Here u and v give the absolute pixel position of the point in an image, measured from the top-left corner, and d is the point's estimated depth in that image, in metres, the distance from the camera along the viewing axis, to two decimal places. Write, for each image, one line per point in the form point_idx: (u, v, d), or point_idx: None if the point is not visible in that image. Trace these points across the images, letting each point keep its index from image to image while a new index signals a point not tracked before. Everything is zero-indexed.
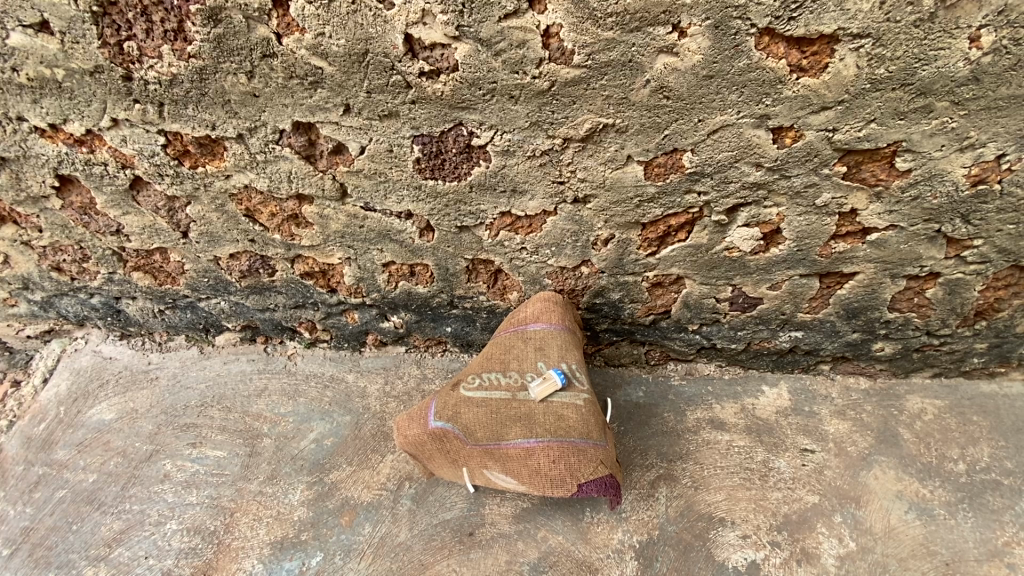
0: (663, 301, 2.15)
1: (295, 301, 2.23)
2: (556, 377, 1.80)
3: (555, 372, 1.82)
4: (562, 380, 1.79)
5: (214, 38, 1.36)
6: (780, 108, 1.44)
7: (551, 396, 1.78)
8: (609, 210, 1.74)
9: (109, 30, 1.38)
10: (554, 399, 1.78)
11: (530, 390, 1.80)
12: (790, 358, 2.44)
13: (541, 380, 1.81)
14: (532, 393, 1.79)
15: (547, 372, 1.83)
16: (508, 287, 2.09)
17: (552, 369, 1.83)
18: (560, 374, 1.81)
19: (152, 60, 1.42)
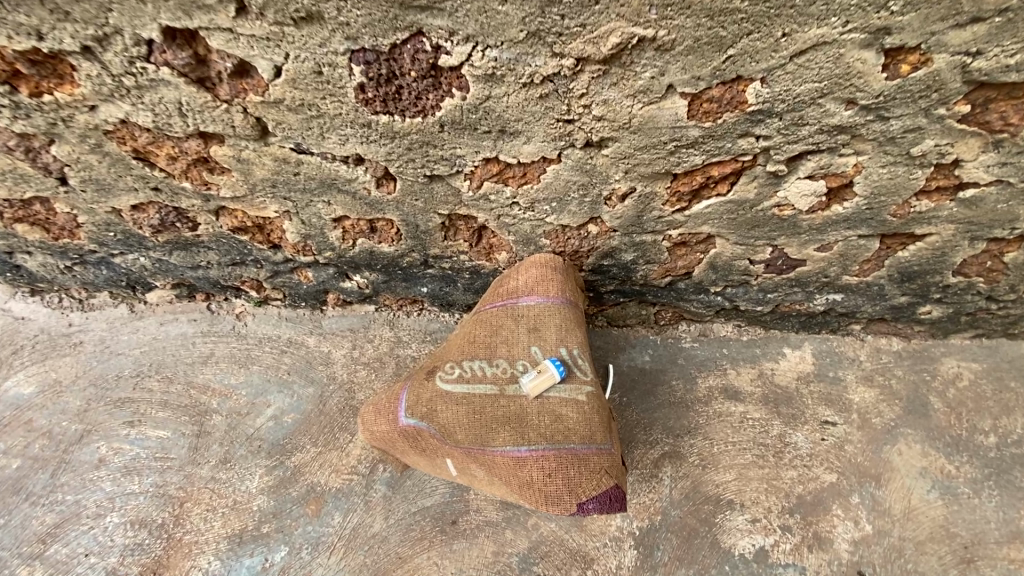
0: (685, 263, 1.75)
1: (231, 258, 1.81)
2: (554, 369, 1.46)
3: (551, 363, 1.48)
4: (560, 373, 1.46)
5: None
6: (909, 19, 0.96)
7: (546, 391, 1.46)
8: (631, 158, 1.27)
9: None
10: (549, 396, 1.46)
11: (521, 384, 1.47)
12: (820, 319, 2.11)
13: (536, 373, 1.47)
14: (523, 388, 1.46)
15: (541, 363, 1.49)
16: (495, 247, 1.67)
17: (547, 358, 1.49)
18: (557, 365, 1.47)
19: None
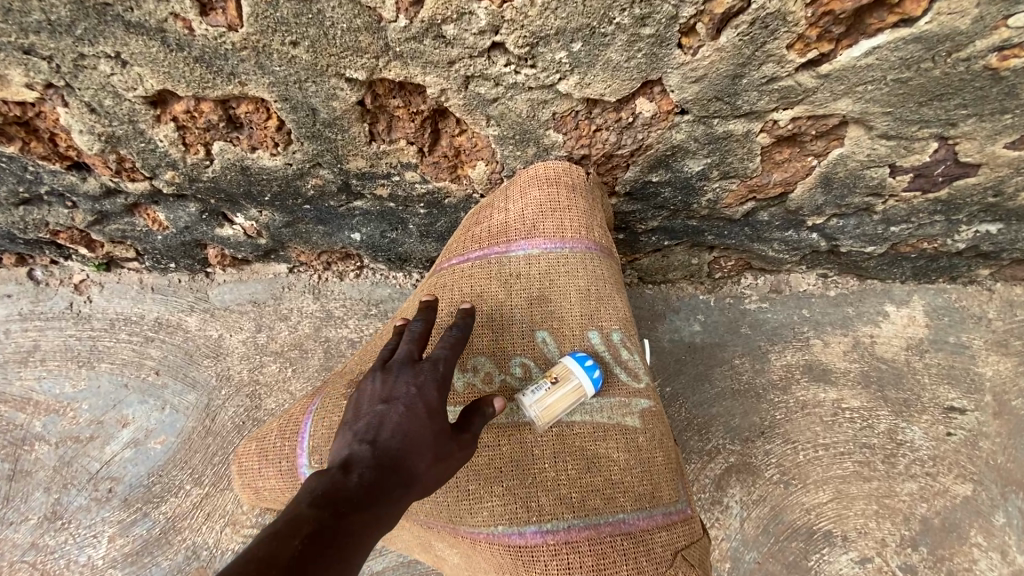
0: (783, 177, 1.05)
1: (12, 191, 1.06)
2: (588, 379, 0.79)
3: (583, 366, 0.80)
4: (597, 386, 0.80)
5: None
6: None
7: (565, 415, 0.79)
8: None
9: None
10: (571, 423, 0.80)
11: (526, 401, 0.77)
12: (944, 263, 1.45)
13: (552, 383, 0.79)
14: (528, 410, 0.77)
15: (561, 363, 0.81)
16: (464, 155, 0.95)
17: (573, 356, 0.81)
18: (594, 371, 0.80)
19: None
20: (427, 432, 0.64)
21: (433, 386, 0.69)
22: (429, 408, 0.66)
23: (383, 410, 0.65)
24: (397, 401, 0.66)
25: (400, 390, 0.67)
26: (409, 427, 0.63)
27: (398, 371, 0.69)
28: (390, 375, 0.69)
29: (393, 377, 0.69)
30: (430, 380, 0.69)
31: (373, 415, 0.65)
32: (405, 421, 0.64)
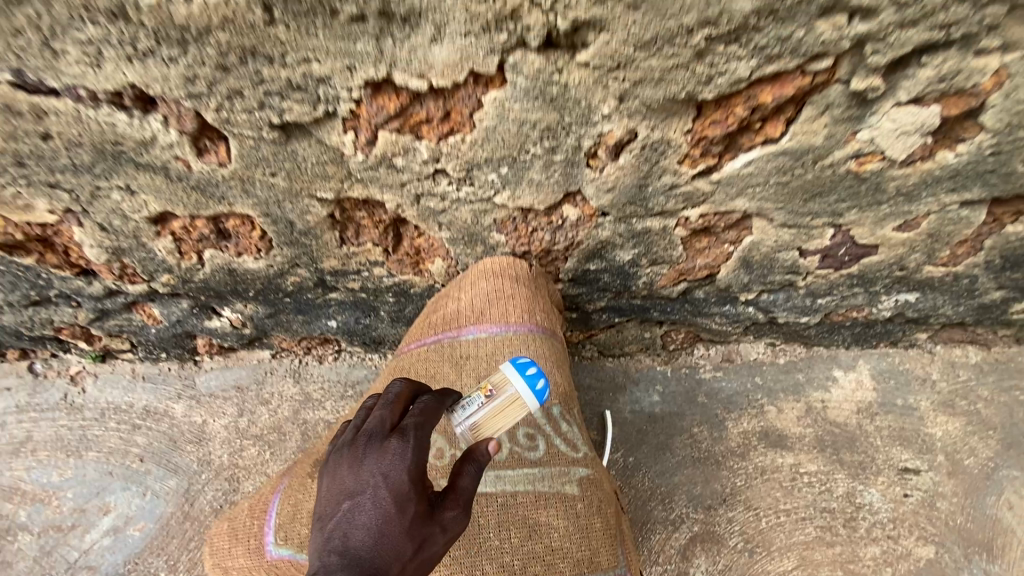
0: (706, 262, 1.20)
1: (24, 295, 1.19)
2: (527, 392, 0.80)
3: (524, 378, 0.80)
4: (531, 391, 0.80)
5: None
6: None
7: (504, 423, 0.82)
8: (627, 70, 0.73)
9: None
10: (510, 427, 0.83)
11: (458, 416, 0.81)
12: (879, 329, 1.57)
13: (489, 398, 0.82)
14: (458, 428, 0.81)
15: (502, 376, 0.82)
16: (424, 251, 1.09)
17: (515, 368, 0.81)
18: (536, 381, 0.80)
19: None
20: (396, 526, 0.65)
21: (408, 465, 0.68)
22: (394, 496, 0.66)
23: (350, 504, 0.66)
24: (363, 491, 0.67)
25: (370, 480, 0.67)
26: (375, 522, 0.65)
27: (368, 454, 0.69)
28: (358, 457, 0.69)
29: (359, 461, 0.69)
30: (394, 463, 0.67)
31: (342, 509, 0.67)
32: (378, 516, 0.65)
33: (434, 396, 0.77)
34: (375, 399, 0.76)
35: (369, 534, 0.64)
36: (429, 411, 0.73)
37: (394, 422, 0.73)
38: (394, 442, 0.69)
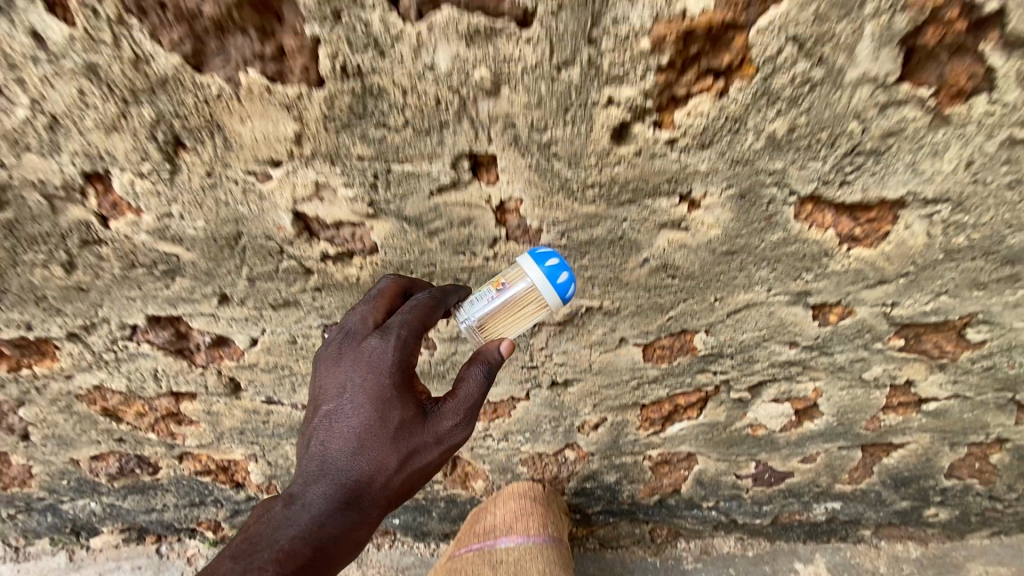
0: (669, 480, 1.68)
1: (189, 499, 1.69)
2: (545, 280, 0.83)
3: (542, 266, 0.83)
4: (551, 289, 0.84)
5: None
6: (823, 285, 1.03)
7: (519, 317, 0.92)
8: (598, 393, 1.30)
9: None
10: (527, 318, 0.92)
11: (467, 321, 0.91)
12: (825, 527, 1.94)
13: (502, 291, 0.89)
14: (462, 322, 0.91)
15: (519, 266, 0.87)
16: (471, 475, 1.60)
17: (534, 259, 0.84)
18: (556, 272, 0.84)
19: None
20: (379, 447, 0.79)
21: (387, 350, 0.81)
22: (373, 414, 0.80)
23: (337, 419, 0.81)
24: (346, 398, 0.81)
25: (353, 371, 0.82)
26: (359, 436, 0.79)
27: (349, 351, 0.84)
28: (346, 334, 0.86)
29: (344, 359, 0.84)
30: (371, 354, 0.81)
31: (332, 416, 0.82)
32: (360, 397, 0.80)
33: (425, 298, 0.86)
34: (360, 302, 0.88)
35: (352, 426, 0.80)
36: (413, 311, 0.83)
37: (376, 321, 0.85)
38: (375, 336, 0.82)
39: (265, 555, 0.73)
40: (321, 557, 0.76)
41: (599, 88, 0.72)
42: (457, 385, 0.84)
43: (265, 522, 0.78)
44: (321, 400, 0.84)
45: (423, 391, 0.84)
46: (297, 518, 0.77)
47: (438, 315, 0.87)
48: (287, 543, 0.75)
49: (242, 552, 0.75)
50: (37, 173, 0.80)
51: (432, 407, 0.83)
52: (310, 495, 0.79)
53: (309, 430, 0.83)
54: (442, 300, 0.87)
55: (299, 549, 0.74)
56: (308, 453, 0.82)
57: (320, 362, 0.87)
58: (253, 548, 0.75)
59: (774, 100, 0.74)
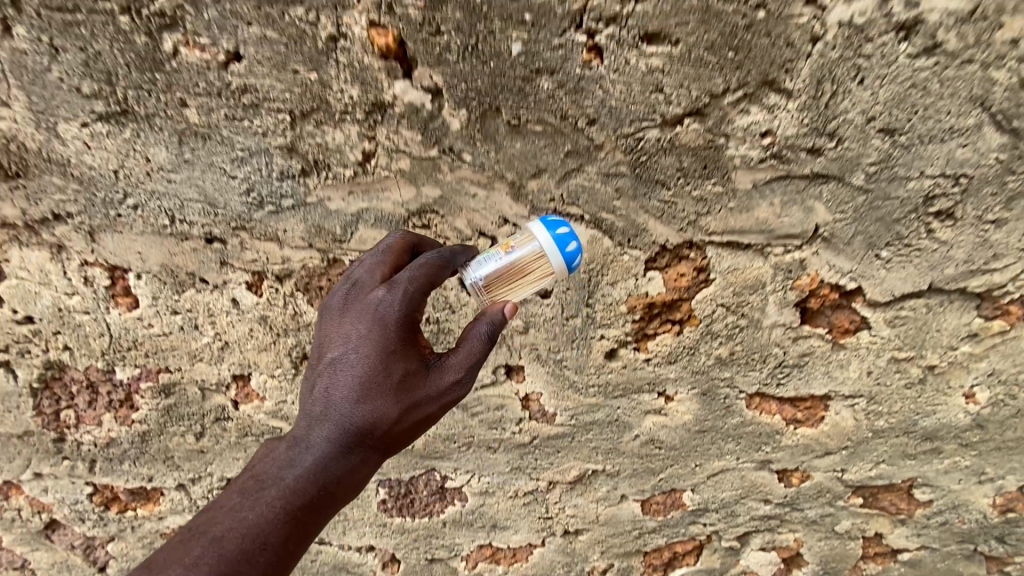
0: None
1: None
2: (552, 245, 0.81)
3: (552, 233, 0.82)
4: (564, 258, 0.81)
5: (162, 407, 1.17)
6: (781, 454, 1.30)
7: (522, 282, 0.87)
8: (604, 542, 1.46)
9: (47, 401, 1.17)
10: (534, 283, 0.87)
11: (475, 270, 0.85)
12: None
13: (511, 254, 0.85)
14: (468, 282, 0.85)
15: (529, 231, 0.85)
16: None
17: (544, 225, 0.82)
18: (565, 240, 0.81)
19: (89, 426, 1.20)
20: (380, 400, 0.74)
21: (392, 302, 0.77)
22: (376, 360, 0.75)
23: (339, 369, 0.76)
24: (349, 344, 0.77)
25: (357, 324, 0.77)
26: (360, 384, 0.75)
27: (355, 304, 0.80)
28: (353, 288, 0.82)
29: (350, 307, 0.80)
30: (376, 302, 0.77)
31: (332, 367, 0.77)
32: (362, 348, 0.76)
33: (434, 255, 0.81)
34: (369, 254, 0.84)
35: (353, 376, 0.75)
36: (423, 267, 0.78)
37: (386, 276, 0.82)
38: (381, 289, 0.78)
39: (263, 500, 0.72)
40: (317, 503, 0.74)
41: (595, 329, 1.06)
42: (465, 337, 0.80)
43: (266, 464, 0.76)
44: (324, 352, 0.79)
45: (427, 347, 0.79)
46: (295, 464, 0.75)
47: (448, 275, 0.82)
48: (284, 488, 0.73)
49: (246, 488, 0.75)
50: (201, 374, 1.12)
51: (438, 360, 0.78)
52: (311, 438, 0.76)
53: (312, 377, 0.80)
54: (452, 259, 0.83)
55: (294, 496, 0.73)
56: (310, 397, 0.79)
57: (326, 314, 0.82)
58: (252, 491, 0.74)
59: (716, 337, 1.07)
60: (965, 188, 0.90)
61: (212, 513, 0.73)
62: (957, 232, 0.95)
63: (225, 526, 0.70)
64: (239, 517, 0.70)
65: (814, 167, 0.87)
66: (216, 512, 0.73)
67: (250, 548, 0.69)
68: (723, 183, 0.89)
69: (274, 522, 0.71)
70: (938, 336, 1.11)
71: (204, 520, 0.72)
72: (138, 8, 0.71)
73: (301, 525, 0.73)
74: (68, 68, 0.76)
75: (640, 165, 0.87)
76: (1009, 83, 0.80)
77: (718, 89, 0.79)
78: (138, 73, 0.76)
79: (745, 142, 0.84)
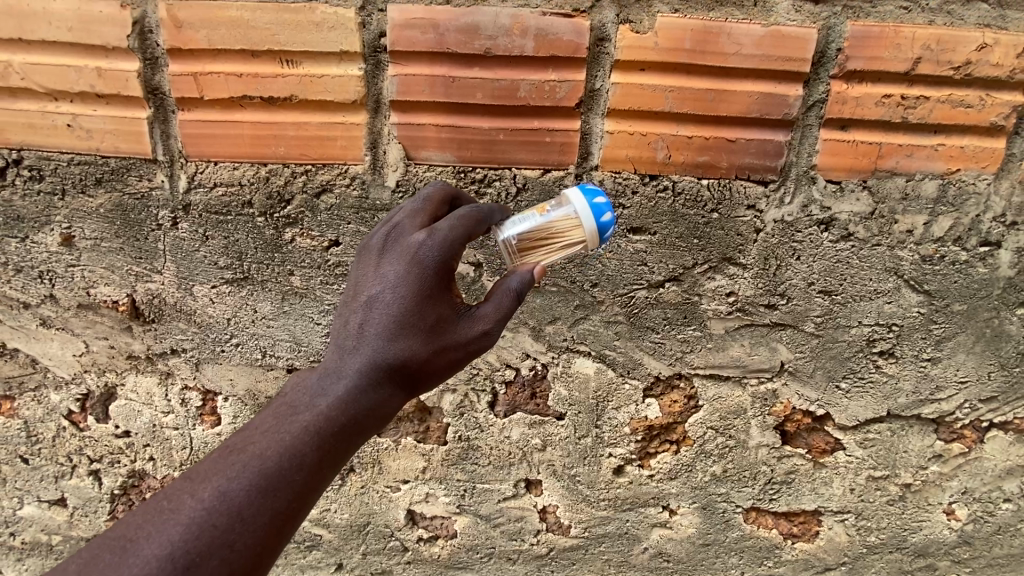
0: None
1: None
2: (588, 213, 0.86)
3: (589, 200, 0.87)
4: (596, 221, 0.86)
5: None
6: (783, 568, 1.37)
7: (552, 246, 0.89)
8: None
9: (122, 506, 1.32)
10: (560, 251, 0.89)
11: (509, 230, 0.89)
12: None
13: (547, 216, 0.89)
14: (501, 238, 0.90)
15: (565, 196, 0.89)
16: None
17: (583, 191, 0.87)
18: (601, 210, 0.87)
19: None
20: (414, 337, 0.77)
21: (432, 246, 0.79)
22: (414, 296, 0.78)
23: (378, 302, 0.78)
24: (388, 279, 0.79)
25: (395, 266, 0.79)
26: (398, 318, 0.77)
27: (394, 246, 0.82)
28: (394, 227, 0.83)
29: (391, 245, 0.82)
30: (418, 241, 0.79)
31: (371, 300, 0.79)
32: (402, 286, 0.78)
33: (471, 210, 0.84)
34: (408, 201, 0.86)
35: (390, 313, 0.77)
36: (461, 219, 0.81)
37: (425, 224, 0.84)
38: (422, 233, 0.80)
39: (299, 424, 0.73)
40: (348, 432, 0.75)
41: (603, 447, 1.23)
42: (495, 290, 0.84)
43: (297, 391, 0.77)
44: (360, 289, 0.81)
45: (459, 295, 0.82)
46: (329, 392, 0.76)
47: (483, 230, 0.85)
48: (318, 414, 0.74)
49: (277, 414, 0.75)
50: None
51: (471, 310, 0.82)
52: (343, 369, 0.77)
53: (347, 312, 0.81)
54: (489, 216, 0.85)
55: (327, 423, 0.73)
56: (344, 331, 0.80)
57: (363, 253, 0.84)
58: (288, 414, 0.74)
59: (709, 454, 1.24)
60: (899, 333, 1.11)
61: (246, 432, 0.73)
62: (900, 367, 1.15)
63: (263, 445, 0.71)
64: (276, 438, 0.72)
65: (772, 318, 1.10)
66: (253, 430, 0.73)
67: (287, 467, 0.70)
68: (701, 329, 1.12)
69: (308, 446, 0.72)
70: (907, 456, 1.25)
71: (238, 438, 0.73)
72: (272, 213, 1.02)
73: (329, 453, 0.73)
74: (212, 249, 1.05)
75: (633, 315, 1.11)
76: (913, 259, 1.05)
77: (689, 262, 1.06)
78: (262, 253, 1.05)
79: (715, 299, 1.09)
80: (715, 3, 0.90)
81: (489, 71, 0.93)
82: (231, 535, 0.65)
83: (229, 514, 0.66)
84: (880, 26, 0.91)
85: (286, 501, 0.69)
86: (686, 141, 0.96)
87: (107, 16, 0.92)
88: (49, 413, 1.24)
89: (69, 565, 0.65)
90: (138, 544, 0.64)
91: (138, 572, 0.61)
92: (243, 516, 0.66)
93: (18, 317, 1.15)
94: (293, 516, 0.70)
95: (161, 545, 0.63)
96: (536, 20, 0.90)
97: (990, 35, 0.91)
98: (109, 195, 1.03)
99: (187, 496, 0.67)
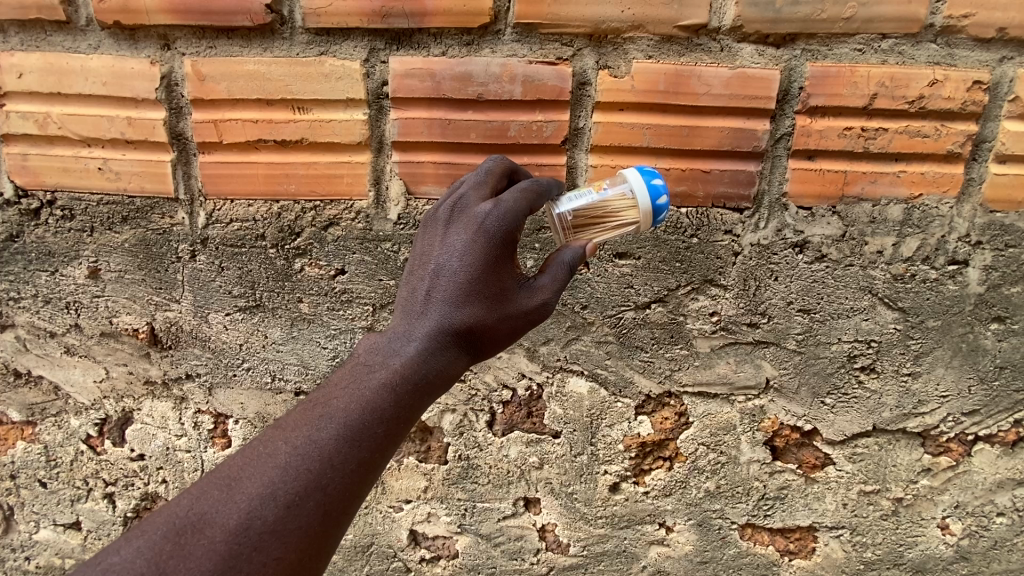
0: None
1: None
2: (644, 192, 0.91)
3: (647, 181, 0.92)
4: (654, 199, 0.92)
5: None
6: None
7: (605, 223, 0.95)
8: None
9: None
10: (615, 228, 0.96)
11: (568, 204, 0.95)
12: None
13: (603, 195, 0.95)
14: (557, 212, 0.95)
15: (621, 176, 0.96)
16: None
17: (642, 172, 0.93)
18: (657, 191, 0.92)
19: None
20: (481, 301, 0.84)
21: (496, 217, 0.85)
22: (481, 263, 0.84)
23: (448, 267, 0.85)
24: (457, 247, 0.85)
25: (461, 236, 0.85)
26: (467, 284, 0.83)
27: (460, 218, 0.88)
28: (459, 198, 0.89)
29: (456, 216, 0.88)
30: (484, 211, 0.86)
31: (441, 266, 0.85)
32: (469, 255, 0.84)
33: (531, 185, 0.90)
34: (469, 175, 0.92)
35: (458, 280, 0.84)
36: (523, 192, 0.87)
37: (486, 198, 0.90)
38: (486, 205, 0.86)
39: (376, 380, 0.79)
40: (421, 389, 0.80)
41: (599, 464, 1.28)
42: (550, 264, 0.90)
43: (371, 351, 0.82)
44: (429, 260, 0.87)
45: (519, 266, 0.88)
46: (403, 352, 0.82)
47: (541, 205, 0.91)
48: (394, 372, 0.79)
49: (356, 371, 0.81)
50: None
51: (530, 281, 0.88)
52: (415, 332, 0.83)
53: (416, 281, 0.87)
54: (546, 190, 0.92)
55: (402, 380, 0.79)
56: (414, 297, 0.86)
57: (429, 226, 0.90)
58: (365, 371, 0.80)
59: (702, 470, 1.27)
60: (879, 348, 1.16)
61: (327, 387, 0.79)
62: (882, 382, 1.19)
63: (347, 398, 0.77)
64: (357, 393, 0.77)
65: (756, 335, 1.16)
66: (336, 385, 0.79)
67: (370, 418, 0.75)
68: (688, 347, 1.18)
69: (386, 400, 0.77)
70: (896, 471, 1.27)
71: (321, 393, 0.79)
72: (283, 245, 1.10)
73: (405, 408, 0.78)
74: (228, 279, 1.13)
75: (623, 335, 1.17)
76: (886, 277, 1.11)
77: (672, 284, 1.12)
78: (273, 282, 1.13)
79: (699, 318, 1.15)
80: (685, 50, 1.00)
81: (482, 114, 1.02)
82: (324, 479, 0.71)
83: (322, 460, 0.72)
84: (837, 67, 0.99)
85: (371, 450, 0.75)
86: (664, 172, 1.05)
87: (137, 72, 1.02)
88: (68, 437, 1.30)
89: (170, 507, 0.70)
90: (241, 485, 0.70)
91: (246, 506, 0.68)
92: (334, 462, 0.72)
93: (44, 345, 1.23)
94: (377, 465, 0.76)
95: (264, 484, 0.70)
96: (523, 68, 1.00)
97: (940, 72, 0.99)
98: (134, 232, 1.11)
99: (283, 442, 0.73)
